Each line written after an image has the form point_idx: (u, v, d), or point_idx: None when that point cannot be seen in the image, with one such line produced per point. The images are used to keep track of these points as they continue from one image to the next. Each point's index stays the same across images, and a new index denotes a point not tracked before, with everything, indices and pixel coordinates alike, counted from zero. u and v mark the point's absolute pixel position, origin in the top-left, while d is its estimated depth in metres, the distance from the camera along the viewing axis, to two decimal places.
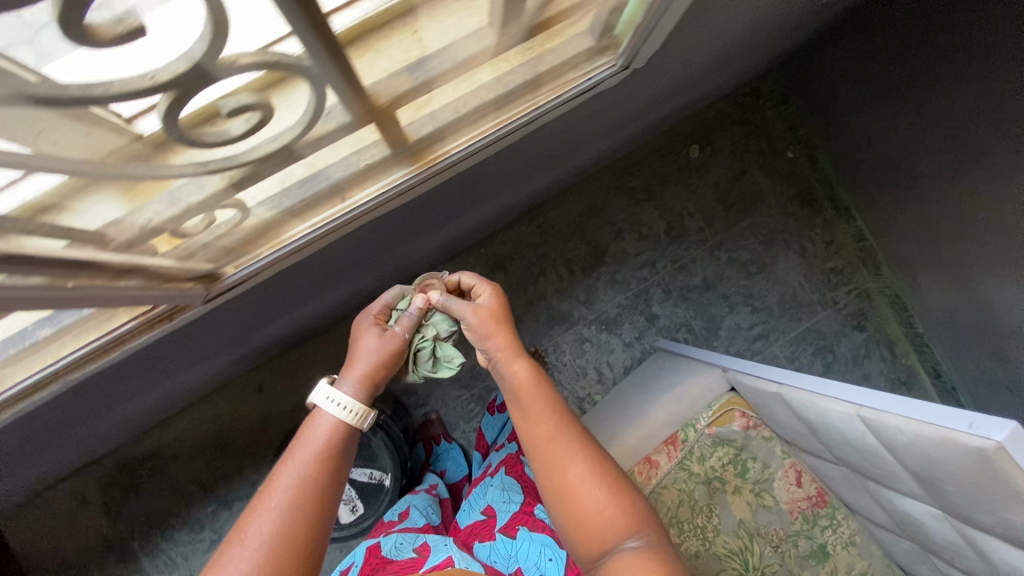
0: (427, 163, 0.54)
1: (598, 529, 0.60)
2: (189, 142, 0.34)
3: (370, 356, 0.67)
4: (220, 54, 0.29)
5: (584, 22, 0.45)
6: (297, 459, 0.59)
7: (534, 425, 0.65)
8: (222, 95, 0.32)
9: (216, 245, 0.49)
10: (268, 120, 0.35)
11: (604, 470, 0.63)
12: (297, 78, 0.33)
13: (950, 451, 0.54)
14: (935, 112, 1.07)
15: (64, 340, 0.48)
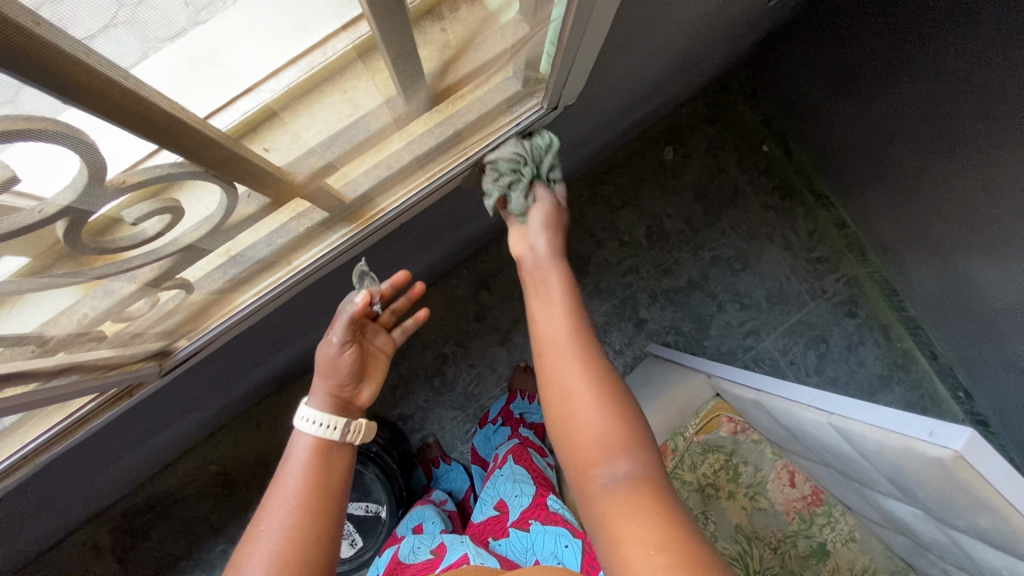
0: (365, 222, 0.58)
1: (589, 443, 0.51)
2: (103, 249, 0.37)
3: (332, 371, 0.67)
4: (105, 178, 0.32)
5: (497, 76, 0.51)
6: (287, 478, 0.60)
7: (543, 327, 0.59)
8: (125, 208, 0.35)
9: (165, 320, 0.51)
10: (178, 217, 0.39)
11: (607, 388, 0.54)
12: (193, 181, 0.37)
13: (914, 460, 0.54)
14: (899, 97, 1.07)
15: (28, 426, 0.50)
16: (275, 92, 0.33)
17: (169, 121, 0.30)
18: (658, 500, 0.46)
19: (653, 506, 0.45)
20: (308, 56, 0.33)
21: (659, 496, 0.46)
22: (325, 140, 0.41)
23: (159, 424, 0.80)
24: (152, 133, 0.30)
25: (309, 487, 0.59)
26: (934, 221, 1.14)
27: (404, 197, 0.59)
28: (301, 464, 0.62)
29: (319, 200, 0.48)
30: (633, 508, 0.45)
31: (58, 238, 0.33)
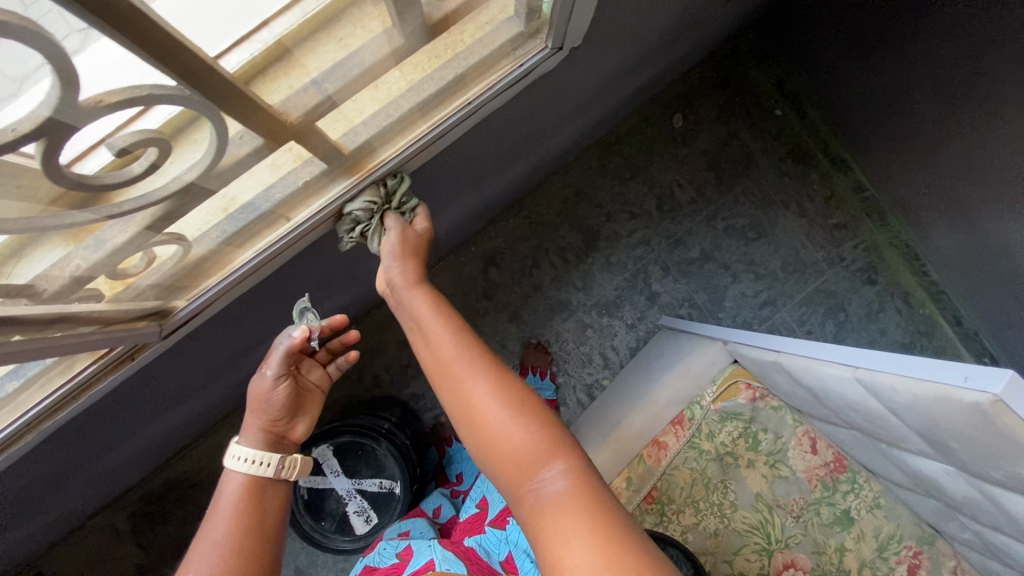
0: (365, 172, 0.55)
1: (516, 456, 0.50)
2: (88, 184, 0.35)
3: (266, 409, 0.68)
4: (78, 97, 0.29)
5: (494, 9, 0.48)
6: (216, 519, 0.59)
7: (430, 347, 0.58)
8: (107, 135, 0.33)
9: (166, 277, 0.49)
10: (166, 153, 0.36)
11: (514, 395, 0.53)
12: (182, 108, 0.34)
13: (947, 409, 0.51)
14: (919, 48, 1.02)
15: (31, 391, 0.49)
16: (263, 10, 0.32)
17: (145, 28, 0.28)
18: (593, 504, 0.46)
19: (586, 512, 0.45)
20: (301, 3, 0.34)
21: (590, 501, 0.46)
22: (322, 70, 0.39)
23: (169, 399, 0.80)
24: (135, 42, 0.28)
25: (239, 529, 0.58)
26: (956, 179, 1.10)
27: (405, 147, 0.56)
28: (233, 503, 0.60)
29: (316, 147, 0.47)
30: (567, 517, 0.45)
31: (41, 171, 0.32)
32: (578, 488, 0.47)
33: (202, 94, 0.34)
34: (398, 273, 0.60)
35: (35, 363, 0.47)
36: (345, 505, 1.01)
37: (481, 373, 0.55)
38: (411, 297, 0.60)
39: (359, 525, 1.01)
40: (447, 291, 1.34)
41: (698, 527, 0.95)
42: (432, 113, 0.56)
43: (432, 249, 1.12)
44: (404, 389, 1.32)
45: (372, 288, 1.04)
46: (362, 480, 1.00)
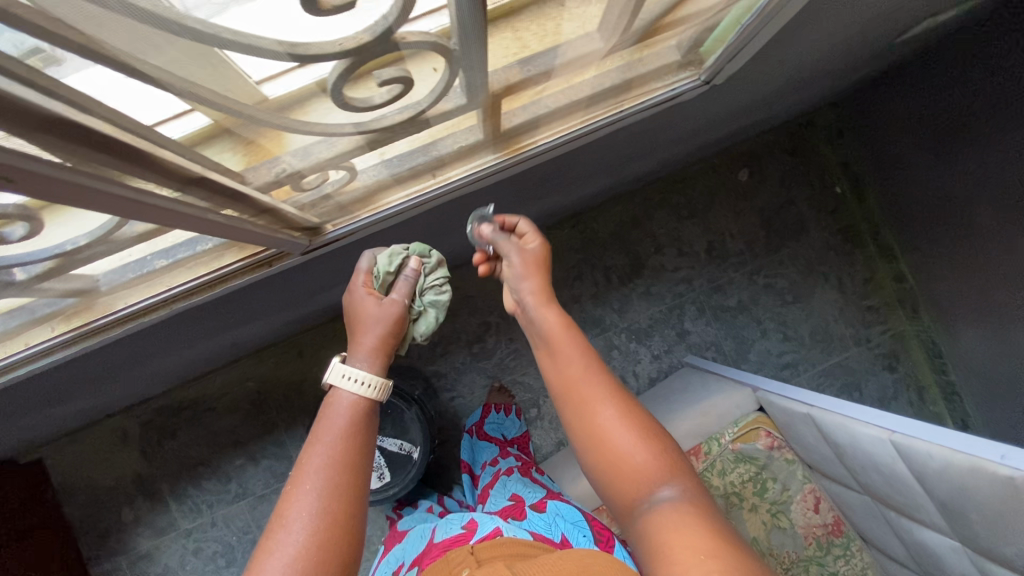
0: (513, 152, 0.60)
1: (631, 474, 0.53)
2: (337, 101, 0.38)
3: (376, 326, 0.64)
4: (395, 31, 0.33)
5: (675, 38, 0.51)
6: (317, 447, 0.55)
7: (566, 372, 0.59)
8: (380, 66, 0.36)
9: (329, 201, 0.54)
10: (407, 91, 0.39)
11: (636, 414, 0.56)
12: (440, 57, 0.37)
13: (982, 481, 0.56)
14: (992, 160, 1.08)
15: (178, 271, 0.54)
16: None
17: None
18: (705, 519, 0.48)
19: (701, 520, 0.48)
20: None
21: (710, 518, 0.48)
22: (527, 56, 0.43)
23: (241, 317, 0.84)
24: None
25: (342, 454, 0.55)
26: (1000, 290, 1.15)
27: (557, 134, 0.60)
28: (339, 425, 0.57)
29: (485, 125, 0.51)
30: (679, 518, 0.48)
31: (326, 82, 0.35)
32: (691, 498, 0.51)
33: (464, 51, 0.37)
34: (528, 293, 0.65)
35: (187, 249, 0.52)
36: None
37: (604, 396, 0.57)
38: (544, 322, 0.63)
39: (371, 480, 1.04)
40: (491, 283, 1.39)
41: None
42: (590, 109, 0.58)
43: None
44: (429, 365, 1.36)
45: (435, 262, 1.08)
46: (385, 438, 1.05)
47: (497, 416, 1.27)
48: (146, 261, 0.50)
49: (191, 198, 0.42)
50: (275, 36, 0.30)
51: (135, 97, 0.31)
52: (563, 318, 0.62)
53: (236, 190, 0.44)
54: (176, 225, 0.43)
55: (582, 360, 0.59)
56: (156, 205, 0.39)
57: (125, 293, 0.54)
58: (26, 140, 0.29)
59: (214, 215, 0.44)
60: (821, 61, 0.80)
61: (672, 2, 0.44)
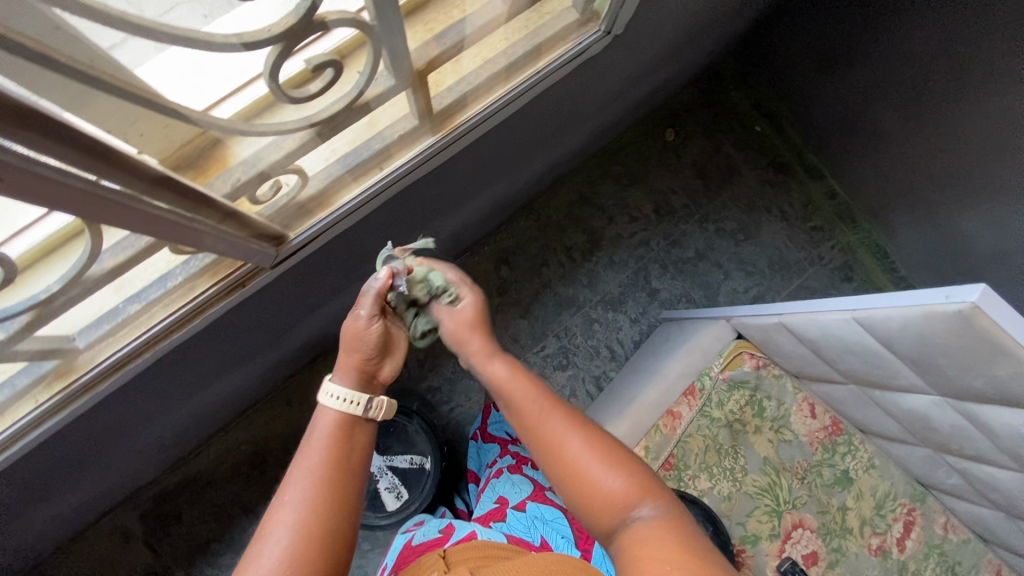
0: (449, 129, 0.61)
1: (606, 501, 0.56)
2: (276, 94, 0.40)
3: (347, 342, 0.65)
4: (317, 12, 0.36)
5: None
6: (301, 461, 0.57)
7: (523, 410, 0.63)
8: (311, 56, 0.39)
9: (285, 211, 0.56)
10: (338, 78, 0.43)
11: (603, 442, 0.59)
12: (364, 41, 0.42)
13: (935, 323, 0.61)
14: (881, 65, 1.20)
15: (154, 310, 0.55)
16: None
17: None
18: (681, 535, 0.52)
19: (675, 534, 0.52)
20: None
21: (687, 532, 0.52)
22: (440, 31, 0.47)
23: (226, 366, 0.83)
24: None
25: (325, 463, 0.57)
26: (921, 180, 1.26)
27: (486, 106, 0.61)
28: (321, 441, 0.59)
29: (417, 102, 0.54)
30: (660, 536, 0.51)
31: (265, 69, 0.38)
32: (663, 511, 0.55)
33: (383, 27, 0.41)
34: (473, 351, 0.69)
35: (157, 287, 0.53)
36: (376, 481, 1.04)
37: (570, 426, 0.60)
38: (492, 374, 0.66)
39: (390, 501, 1.04)
40: None
41: (714, 491, 1.02)
42: (512, 80, 0.62)
43: (456, 241, 1.21)
44: (422, 382, 1.37)
45: None
46: (394, 456, 1.05)
47: (498, 415, 1.30)
48: (120, 309, 0.52)
49: (177, 206, 0.44)
50: (206, 28, 0.33)
51: (107, 113, 0.35)
52: (513, 367, 0.66)
53: (207, 194, 0.45)
54: (166, 233, 0.45)
55: (539, 399, 0.63)
56: (149, 213, 0.42)
57: (104, 345, 0.54)
58: (30, 146, 0.32)
59: (194, 222, 0.46)
60: (704, 7, 0.88)
61: None
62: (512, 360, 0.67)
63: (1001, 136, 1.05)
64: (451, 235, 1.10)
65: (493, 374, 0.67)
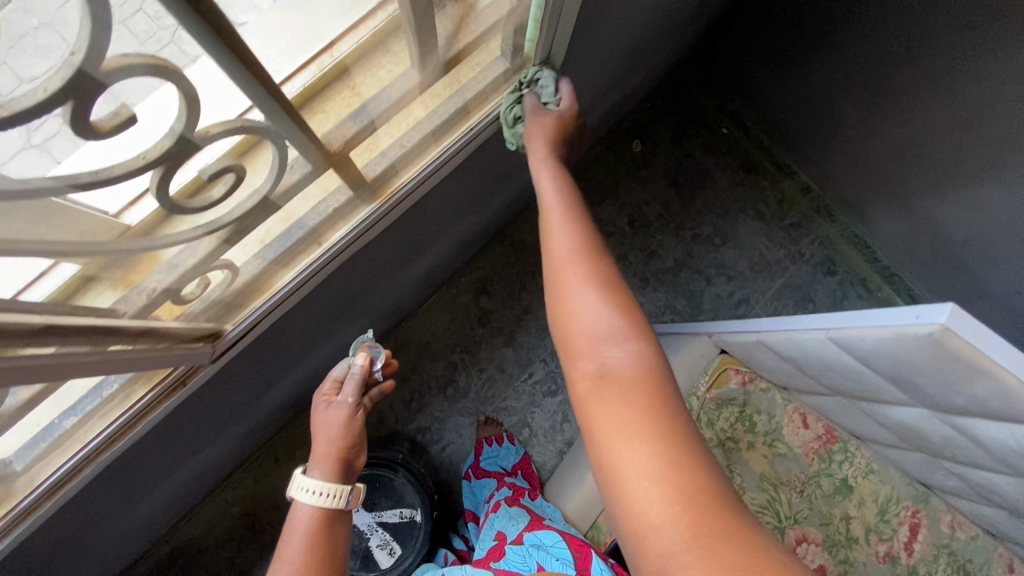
0: (385, 196, 0.60)
1: (595, 347, 0.51)
2: (166, 206, 0.38)
3: (325, 432, 0.66)
4: (193, 129, 0.33)
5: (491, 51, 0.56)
6: (284, 562, 0.55)
7: (549, 241, 0.56)
8: (202, 165, 0.37)
9: (217, 305, 0.54)
10: (242, 178, 0.40)
11: (620, 303, 0.52)
12: (262, 141, 0.39)
13: (908, 345, 0.58)
14: (837, 61, 1.18)
15: (90, 423, 0.53)
16: (343, 54, 0.38)
17: (242, 51, 0.30)
18: (656, 407, 0.47)
19: (658, 423, 0.45)
20: (366, 20, 0.38)
21: (663, 403, 0.47)
22: (355, 109, 0.44)
23: (194, 446, 0.80)
24: (226, 65, 0.31)
25: (305, 567, 0.55)
26: (892, 171, 1.25)
27: (419, 169, 0.61)
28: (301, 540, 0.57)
29: (347, 177, 0.52)
30: (638, 424, 0.45)
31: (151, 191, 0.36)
32: (651, 379, 0.49)
33: (280, 126, 0.38)
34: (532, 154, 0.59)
35: (94, 397, 0.50)
36: (367, 539, 1.01)
37: (588, 271, 0.54)
38: (540, 188, 0.59)
39: (383, 559, 1.01)
40: (443, 322, 1.39)
41: None
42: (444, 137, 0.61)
43: (428, 280, 1.18)
44: (410, 423, 1.34)
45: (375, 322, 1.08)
46: (383, 512, 1.02)
47: (490, 450, 1.28)
48: (55, 424, 0.48)
49: (75, 344, 0.40)
50: (69, 173, 0.30)
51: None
52: (562, 188, 0.58)
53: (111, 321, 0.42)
54: (67, 377, 0.40)
55: (571, 232, 0.56)
56: (44, 361, 0.38)
57: (42, 465, 0.51)
58: None
59: (99, 354, 0.42)
60: (647, 27, 0.87)
61: (461, 23, 0.47)
62: (563, 188, 0.58)
63: (967, 124, 1.04)
64: (419, 277, 1.07)
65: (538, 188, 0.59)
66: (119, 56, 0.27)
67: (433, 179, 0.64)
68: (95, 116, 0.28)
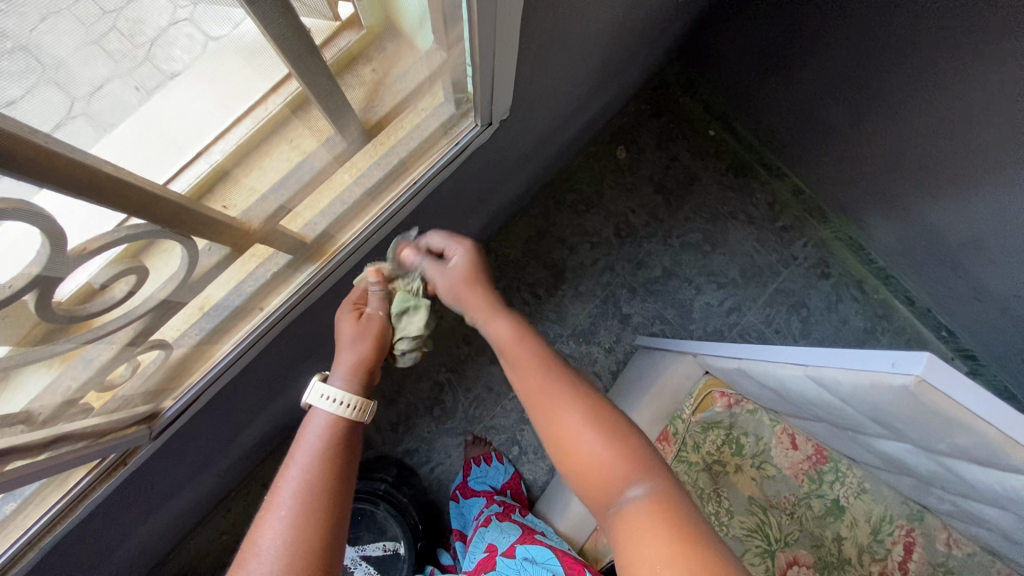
0: (326, 258, 0.63)
1: (601, 480, 0.52)
2: (58, 312, 0.36)
3: (355, 343, 0.63)
4: (66, 249, 0.33)
5: (425, 105, 0.57)
6: (291, 471, 0.52)
7: (523, 379, 0.58)
8: (91, 274, 0.36)
9: (147, 386, 0.53)
10: (145, 277, 0.40)
11: (599, 414, 0.55)
12: (163, 240, 0.39)
13: (886, 393, 0.56)
14: (820, 63, 1.13)
15: (28, 510, 0.51)
16: (224, 153, 0.38)
17: (87, 170, 0.30)
18: (679, 523, 0.47)
19: (674, 527, 0.47)
20: (252, 113, 0.38)
21: (682, 518, 0.48)
22: (273, 184, 0.45)
23: (159, 500, 0.78)
24: (73, 188, 0.30)
25: (315, 472, 0.52)
26: (883, 174, 1.20)
27: (359, 229, 0.64)
28: (313, 449, 0.54)
29: (279, 243, 0.52)
30: (658, 535, 0.46)
31: (31, 312, 0.34)
32: (665, 504, 0.49)
33: (174, 228, 0.39)
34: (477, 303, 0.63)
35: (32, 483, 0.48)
36: None
37: (565, 395, 0.56)
38: (496, 333, 0.61)
39: None
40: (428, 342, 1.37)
41: None
42: (381, 197, 0.64)
43: None
44: (398, 446, 1.32)
45: None
46: (366, 545, 1.02)
47: (479, 469, 1.27)
48: None
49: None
50: None
51: None
52: (516, 322, 0.61)
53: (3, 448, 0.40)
54: None
55: (539, 362, 0.58)
56: None
57: None
58: None
59: None
60: (609, 51, 0.85)
61: (377, 88, 0.48)
62: (516, 320, 0.61)
63: (951, 130, 0.98)
64: None
65: (495, 333, 0.61)
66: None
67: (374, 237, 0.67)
68: None
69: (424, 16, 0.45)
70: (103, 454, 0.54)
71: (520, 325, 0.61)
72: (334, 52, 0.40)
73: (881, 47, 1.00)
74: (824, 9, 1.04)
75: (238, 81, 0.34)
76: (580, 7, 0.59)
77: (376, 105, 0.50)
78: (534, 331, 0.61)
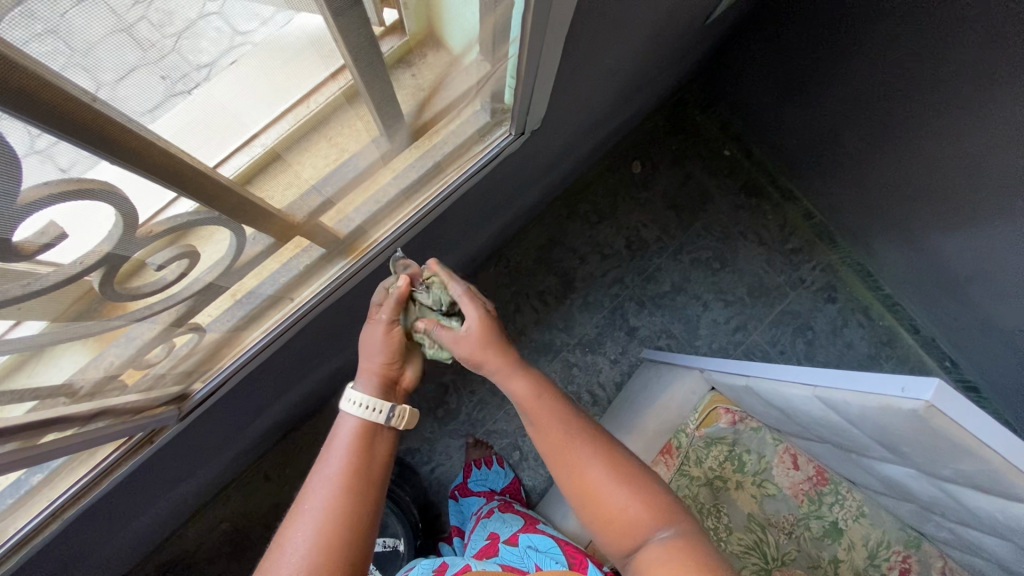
0: (359, 253, 0.66)
1: (625, 525, 0.56)
2: (118, 292, 0.39)
3: (374, 348, 0.62)
4: (136, 227, 0.35)
5: (463, 113, 0.59)
6: (319, 474, 0.53)
7: (544, 433, 0.60)
8: (153, 255, 0.39)
9: (178, 368, 0.56)
10: (196, 262, 0.43)
11: (622, 466, 0.58)
12: (218, 228, 0.42)
13: (894, 416, 0.57)
14: (839, 91, 1.15)
15: (54, 481, 0.53)
16: (269, 143, 0.38)
17: (170, 158, 0.32)
18: (703, 558, 0.51)
19: (701, 563, 0.50)
20: (294, 110, 0.38)
21: (701, 553, 0.52)
22: (321, 179, 0.47)
23: (170, 482, 0.79)
24: (150, 170, 0.32)
25: (346, 474, 0.53)
26: (894, 202, 1.21)
27: (392, 228, 0.69)
28: (342, 456, 0.55)
29: (317, 237, 0.55)
30: (683, 573, 0.50)
31: (93, 285, 0.37)
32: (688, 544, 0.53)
33: (231, 216, 0.41)
34: (493, 362, 0.62)
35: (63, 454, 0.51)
36: None
37: (590, 450, 0.58)
38: (515, 389, 0.61)
39: None
40: None
41: None
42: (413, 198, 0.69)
43: None
44: (400, 444, 1.33)
45: None
46: None
47: (480, 471, 1.27)
48: (23, 480, 0.48)
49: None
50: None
51: None
52: (532, 376, 0.62)
53: (43, 419, 0.42)
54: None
55: (562, 418, 0.60)
56: None
57: (9, 523, 0.52)
58: None
59: (27, 451, 0.43)
60: (634, 69, 0.88)
61: (424, 99, 0.50)
62: (532, 375, 0.62)
63: (964, 164, 1.00)
64: None
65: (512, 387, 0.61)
66: (37, 186, 0.27)
67: (402, 238, 0.72)
68: (19, 239, 0.29)
69: (476, 33, 0.47)
70: (131, 433, 0.56)
71: (540, 376, 0.62)
72: (385, 51, 0.40)
73: (897, 81, 1.02)
74: (848, 38, 1.06)
75: (289, 71, 0.34)
76: (614, 28, 0.61)
77: (421, 112, 0.52)
78: (550, 383, 0.63)
